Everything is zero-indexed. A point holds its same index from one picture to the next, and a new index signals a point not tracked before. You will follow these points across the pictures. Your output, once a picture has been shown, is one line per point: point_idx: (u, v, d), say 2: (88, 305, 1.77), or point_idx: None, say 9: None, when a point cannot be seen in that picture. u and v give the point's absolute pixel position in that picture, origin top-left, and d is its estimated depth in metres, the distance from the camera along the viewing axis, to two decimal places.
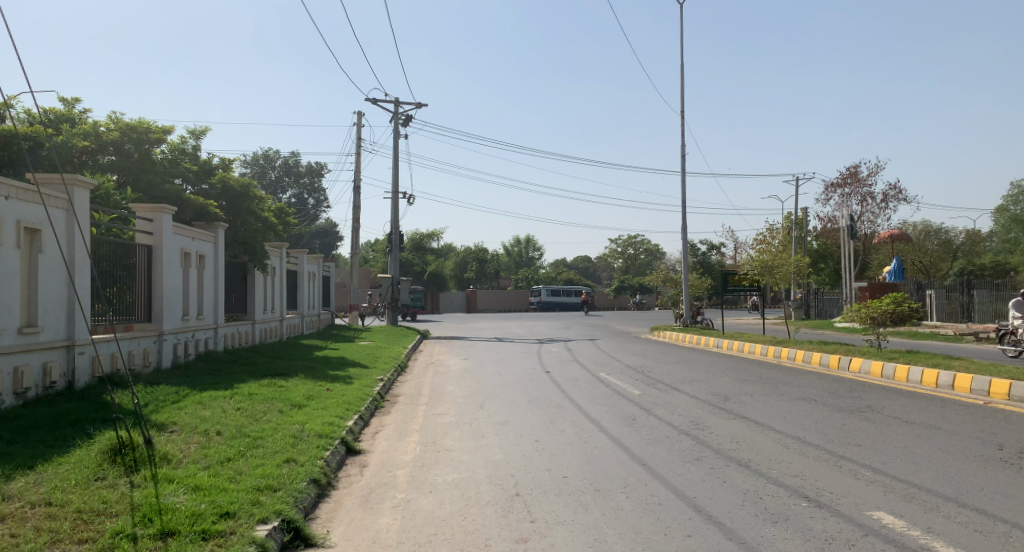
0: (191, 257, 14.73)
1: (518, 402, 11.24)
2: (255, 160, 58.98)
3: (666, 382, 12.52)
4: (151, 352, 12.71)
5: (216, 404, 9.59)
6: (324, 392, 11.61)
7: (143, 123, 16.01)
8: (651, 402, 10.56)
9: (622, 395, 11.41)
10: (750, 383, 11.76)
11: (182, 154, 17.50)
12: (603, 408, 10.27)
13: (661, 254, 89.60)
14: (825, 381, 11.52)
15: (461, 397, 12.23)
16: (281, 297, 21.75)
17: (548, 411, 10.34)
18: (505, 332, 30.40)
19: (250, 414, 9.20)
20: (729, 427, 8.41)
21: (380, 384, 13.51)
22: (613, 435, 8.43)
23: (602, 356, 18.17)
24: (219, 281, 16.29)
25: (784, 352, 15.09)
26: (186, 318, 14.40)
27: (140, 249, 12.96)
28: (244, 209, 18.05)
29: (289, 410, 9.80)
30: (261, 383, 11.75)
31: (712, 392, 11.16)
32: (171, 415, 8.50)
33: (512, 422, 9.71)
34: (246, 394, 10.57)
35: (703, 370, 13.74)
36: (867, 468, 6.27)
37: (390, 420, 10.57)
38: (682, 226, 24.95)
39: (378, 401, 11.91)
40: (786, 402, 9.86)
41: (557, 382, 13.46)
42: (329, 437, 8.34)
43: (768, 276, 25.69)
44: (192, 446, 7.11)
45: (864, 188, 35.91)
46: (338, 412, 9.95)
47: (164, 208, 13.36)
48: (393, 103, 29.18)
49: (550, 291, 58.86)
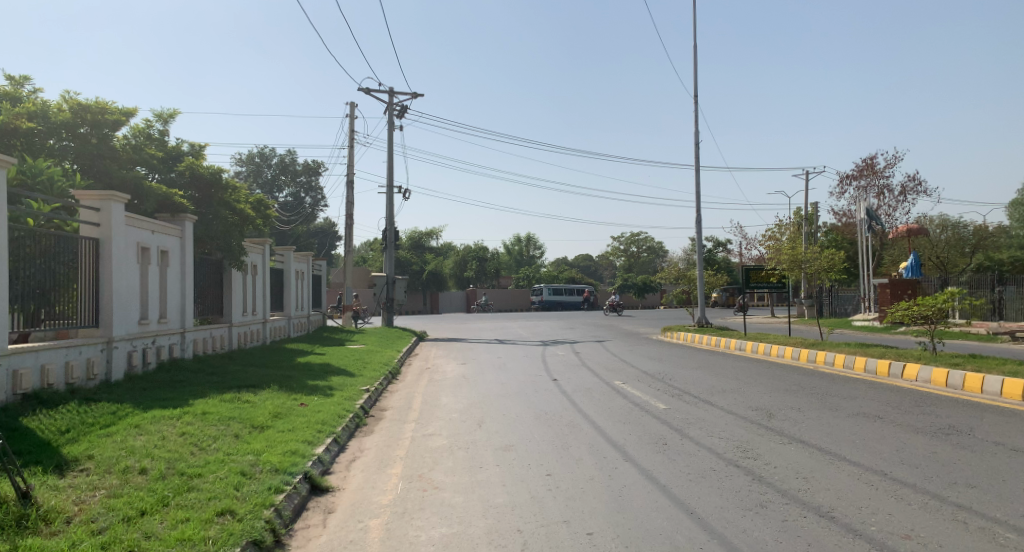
0: (150, 252, 13.08)
1: (524, 420, 9.54)
2: (251, 157, 57.24)
3: (693, 393, 10.82)
4: (98, 363, 11.06)
5: (157, 428, 7.92)
6: (295, 409, 9.90)
7: (100, 103, 14.48)
8: (681, 420, 8.86)
9: (646, 412, 9.66)
10: (792, 394, 10.05)
11: (148, 140, 16.07)
12: (624, 428, 8.59)
13: (664, 253, 87.85)
14: (880, 389, 9.79)
15: (456, 413, 10.47)
16: (264, 297, 20.13)
17: (559, 432, 8.64)
18: (506, 333, 28.64)
19: (196, 441, 7.54)
20: (790, 454, 6.70)
21: (366, 396, 11.75)
22: (645, 468, 6.71)
23: (614, 361, 16.46)
24: (186, 281, 14.64)
25: (820, 356, 13.30)
26: (145, 322, 12.74)
27: (85, 242, 11.29)
28: (217, 200, 16.43)
29: (246, 434, 8.11)
30: (222, 399, 10.05)
31: (750, 405, 9.43)
32: (90, 447, 6.83)
33: (516, 447, 7.99)
34: (199, 413, 8.90)
35: (733, 378, 12.04)
36: (1007, 527, 4.59)
37: (371, 444, 8.85)
38: (695, 218, 23.21)
39: (359, 418, 10.20)
40: (846, 417, 8.17)
41: (567, 393, 11.75)
42: (287, 473, 6.63)
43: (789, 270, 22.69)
44: (97, 495, 5.43)
45: (882, 179, 34.10)
46: (308, 436, 8.25)
47: (113, 196, 11.68)
48: (386, 91, 27.54)
49: (552, 290, 57.21)
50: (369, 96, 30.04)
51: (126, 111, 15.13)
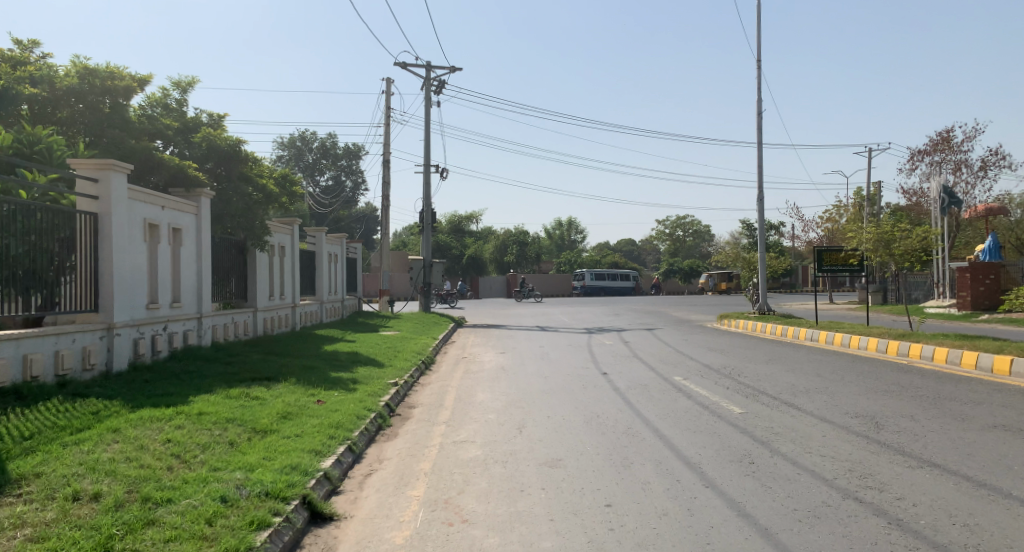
0: (159, 229, 11.87)
1: (575, 424, 8.12)
2: (292, 141, 56.52)
3: (772, 394, 9.32)
4: (98, 352, 9.81)
5: (139, 432, 6.60)
6: (309, 409, 8.60)
7: (110, 68, 13.32)
8: (766, 430, 7.39)
9: (718, 417, 8.20)
10: (895, 396, 8.50)
11: (165, 110, 15.08)
12: (697, 440, 7.13)
13: (710, 236, 85.50)
14: (1006, 392, 8.20)
15: (494, 413, 9.10)
16: (293, 281, 18.97)
17: (618, 441, 7.21)
18: (548, 320, 27.22)
19: (182, 450, 6.19)
20: (926, 486, 5.18)
21: (392, 391, 10.41)
22: (733, 500, 5.25)
23: (669, 351, 14.98)
24: (202, 262, 13.45)
25: (916, 350, 11.62)
26: (154, 306, 11.54)
27: (82, 216, 10.02)
28: (238, 174, 15.24)
29: (244, 442, 6.79)
30: (227, 396, 8.76)
31: (847, 412, 7.89)
32: (43, 462, 5.47)
33: (566, 463, 6.57)
34: (195, 413, 7.57)
35: (815, 376, 10.51)
36: None
37: (393, 453, 7.50)
38: (758, 196, 21.43)
39: (382, 419, 8.87)
40: (979, 429, 6.65)
41: (621, 390, 10.31)
42: (280, 498, 5.28)
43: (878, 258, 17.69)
44: (18, 539, 4.12)
45: (958, 154, 31.77)
46: (316, 446, 6.91)
47: (113, 165, 10.34)
48: (424, 66, 26.15)
49: (596, 275, 55.53)
50: (406, 71, 28.77)
51: (139, 78, 14.09)
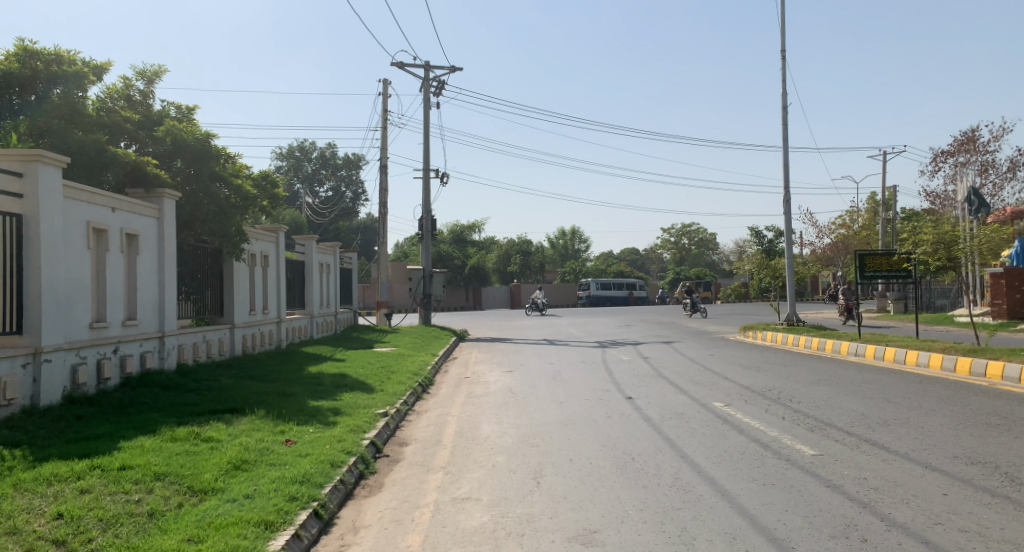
0: (107, 235, 10.13)
1: (608, 473, 6.37)
2: (291, 152, 54.91)
3: (844, 427, 7.57)
4: (18, 384, 8.03)
5: (20, 504, 4.84)
6: (272, 454, 6.84)
7: (58, 52, 11.50)
8: (860, 481, 5.66)
9: (788, 461, 6.45)
10: (1006, 433, 6.77)
11: (128, 103, 13.34)
12: (775, 500, 5.37)
13: (715, 244, 83.72)
14: None
15: (502, 455, 7.36)
16: (278, 295, 17.23)
17: (671, 503, 5.44)
18: (556, 332, 25.38)
19: (70, 534, 4.46)
20: None
21: (380, 424, 8.66)
22: None
23: (697, 370, 13.22)
24: (165, 273, 11.72)
25: (997, 370, 9.87)
26: (101, 325, 9.80)
27: (5, 218, 8.23)
28: (210, 173, 13.42)
29: (170, 512, 5.04)
30: (169, 440, 7.01)
31: (956, 456, 6.17)
32: None
33: (604, 538, 4.84)
34: (115, 468, 5.82)
35: (886, 402, 8.78)
36: None
37: (373, 518, 5.74)
38: (786, 199, 19.68)
39: (364, 465, 7.12)
40: None
41: (654, 421, 8.56)
42: None
43: (931, 263, 15.91)
44: None
45: (984, 154, 30.11)
46: (268, 514, 5.16)
47: (43, 157, 8.60)
48: (423, 67, 24.40)
49: (601, 284, 53.75)
50: (403, 71, 27.09)
51: (94, 66, 12.34)
